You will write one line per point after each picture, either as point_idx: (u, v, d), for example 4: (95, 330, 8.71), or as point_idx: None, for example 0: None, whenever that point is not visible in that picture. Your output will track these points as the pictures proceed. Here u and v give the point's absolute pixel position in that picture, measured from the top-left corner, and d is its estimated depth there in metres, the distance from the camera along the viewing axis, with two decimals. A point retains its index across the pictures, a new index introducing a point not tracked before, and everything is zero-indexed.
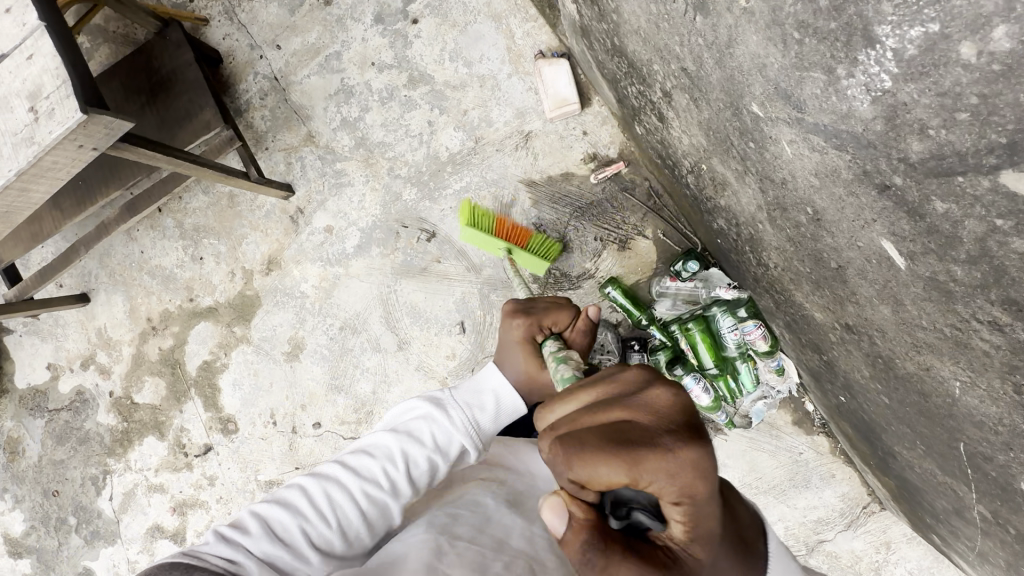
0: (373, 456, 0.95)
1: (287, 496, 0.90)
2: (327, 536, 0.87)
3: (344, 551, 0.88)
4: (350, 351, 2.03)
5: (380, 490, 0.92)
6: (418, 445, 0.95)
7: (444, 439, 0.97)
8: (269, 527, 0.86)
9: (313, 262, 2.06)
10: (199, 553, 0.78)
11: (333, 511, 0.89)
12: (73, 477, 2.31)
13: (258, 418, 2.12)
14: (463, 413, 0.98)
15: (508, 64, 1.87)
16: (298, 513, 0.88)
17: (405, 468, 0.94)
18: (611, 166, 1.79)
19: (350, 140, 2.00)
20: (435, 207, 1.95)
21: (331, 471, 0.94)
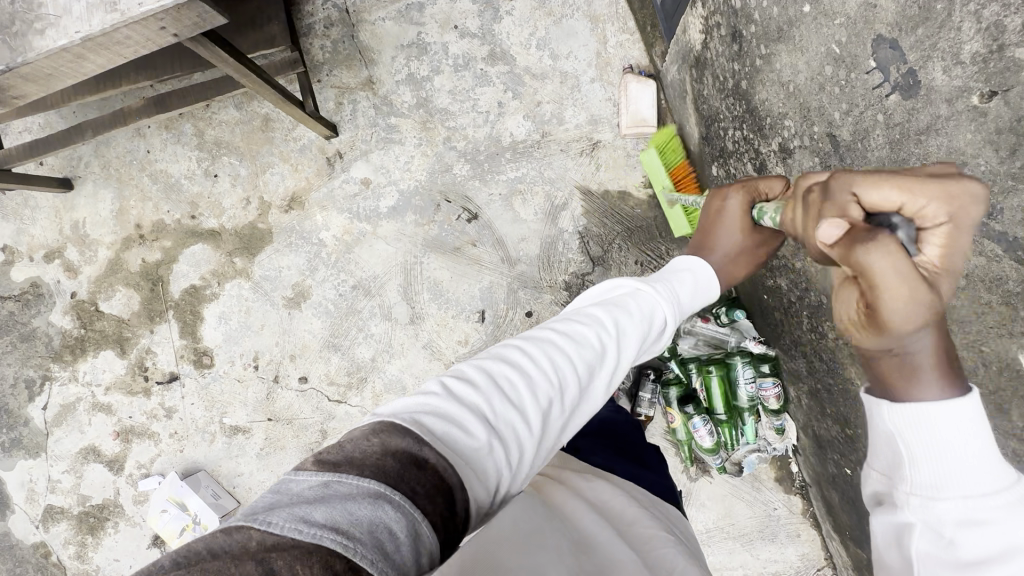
0: (585, 323, 0.75)
1: (503, 351, 0.69)
2: (551, 403, 0.66)
3: (563, 412, 0.68)
4: (358, 313, 1.94)
5: (599, 358, 0.73)
6: (629, 316, 0.78)
7: (650, 307, 0.82)
8: (493, 379, 0.64)
9: (339, 212, 1.95)
10: (423, 413, 0.57)
11: (559, 372, 0.68)
12: (5, 375, 2.06)
13: (238, 358, 1.98)
14: (666, 287, 0.88)
15: (594, 69, 1.84)
16: (518, 369, 0.66)
17: (624, 340, 0.77)
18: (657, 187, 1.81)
19: (412, 97, 1.91)
20: (484, 189, 1.89)
21: (544, 334, 0.72)
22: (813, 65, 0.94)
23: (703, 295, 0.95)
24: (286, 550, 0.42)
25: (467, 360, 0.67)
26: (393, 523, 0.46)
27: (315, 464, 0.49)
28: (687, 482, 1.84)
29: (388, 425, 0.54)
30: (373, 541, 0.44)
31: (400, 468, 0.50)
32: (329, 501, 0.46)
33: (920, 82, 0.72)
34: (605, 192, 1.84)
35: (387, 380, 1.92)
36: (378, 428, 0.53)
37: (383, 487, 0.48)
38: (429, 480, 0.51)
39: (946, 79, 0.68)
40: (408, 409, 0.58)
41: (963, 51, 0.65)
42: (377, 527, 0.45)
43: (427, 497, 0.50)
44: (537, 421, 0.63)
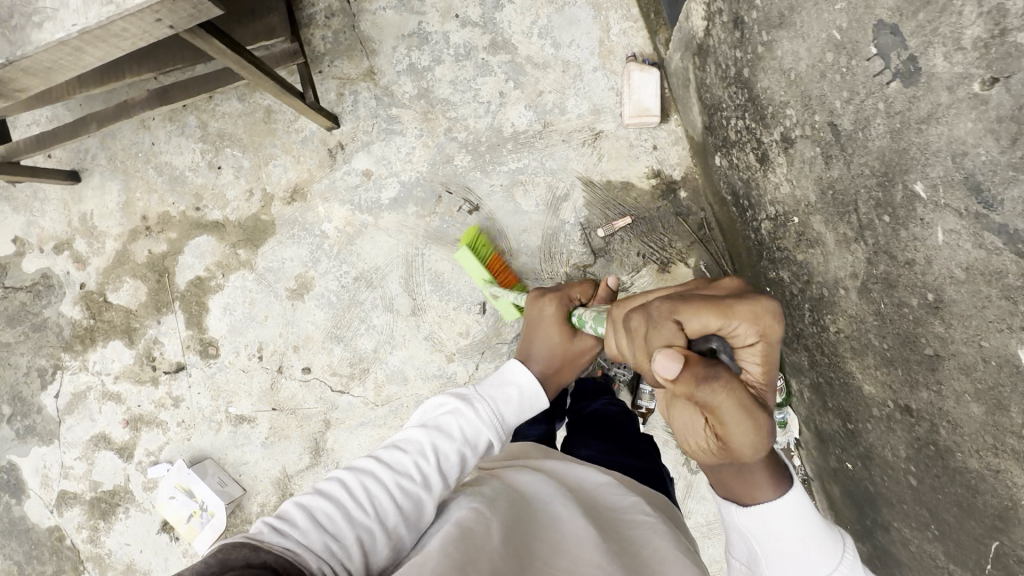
0: (404, 450, 0.92)
1: (329, 491, 0.85)
2: (368, 532, 0.80)
3: (386, 542, 0.81)
4: (360, 304, 1.95)
5: (414, 483, 0.88)
6: (447, 438, 0.95)
7: (472, 431, 0.98)
8: (314, 518, 0.79)
9: (341, 203, 1.95)
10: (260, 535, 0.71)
11: (374, 504, 0.84)
12: (18, 364, 2.11)
13: (242, 348, 2.01)
14: (489, 407, 1.00)
15: (597, 58, 1.82)
16: (338, 509, 0.81)
17: (442, 461, 0.93)
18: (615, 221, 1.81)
19: (414, 88, 1.90)
20: (485, 180, 1.88)
21: (366, 464, 0.91)
22: (814, 52, 0.91)
23: (525, 406, 1.07)
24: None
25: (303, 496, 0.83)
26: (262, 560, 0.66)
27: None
28: (688, 475, 1.83)
29: (237, 543, 0.66)
30: None
31: (244, 560, 0.63)
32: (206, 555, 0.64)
33: (921, 69, 0.70)
34: (607, 183, 1.82)
35: (388, 371, 1.94)
36: (226, 544, 0.65)
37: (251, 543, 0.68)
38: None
39: (947, 65, 0.66)
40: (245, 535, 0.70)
41: (964, 36, 0.63)
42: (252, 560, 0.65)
43: None
44: (356, 553, 0.77)
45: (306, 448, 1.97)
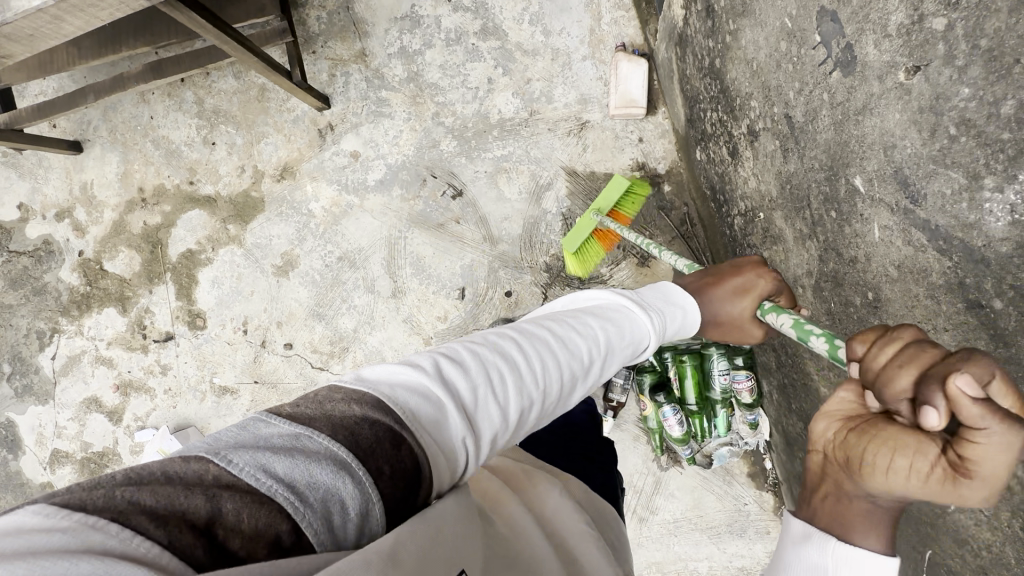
0: (582, 333, 0.80)
1: (501, 345, 0.72)
2: (529, 401, 0.70)
3: (536, 414, 0.73)
4: (342, 284, 1.98)
5: (581, 367, 0.78)
6: (620, 334, 0.85)
7: (638, 334, 0.88)
8: (482, 375, 0.66)
9: (329, 183, 1.97)
10: (408, 388, 0.60)
11: (544, 376, 0.73)
12: (18, 326, 2.20)
13: (228, 321, 2.06)
14: (659, 318, 0.92)
15: (587, 47, 1.80)
16: (512, 368, 0.69)
17: (603, 356, 0.82)
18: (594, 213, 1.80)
19: (404, 71, 1.91)
20: (470, 166, 1.88)
21: (539, 332, 0.77)
22: (770, 42, 0.89)
23: (680, 330, 0.98)
24: (238, 490, 0.44)
25: (464, 343, 0.71)
26: (345, 495, 0.48)
27: (287, 415, 0.52)
28: (658, 471, 1.83)
29: (381, 402, 0.56)
30: (322, 509, 0.46)
31: (377, 436, 0.52)
32: (293, 457, 0.47)
33: (856, 58, 0.69)
34: (590, 173, 1.81)
35: (367, 351, 1.96)
36: (368, 397, 0.56)
37: (351, 458, 0.50)
38: (407, 451, 0.54)
39: (878, 53, 0.65)
40: (393, 378, 0.60)
41: (890, 23, 0.63)
42: (332, 495, 0.47)
43: (390, 479, 0.52)
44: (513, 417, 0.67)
45: None
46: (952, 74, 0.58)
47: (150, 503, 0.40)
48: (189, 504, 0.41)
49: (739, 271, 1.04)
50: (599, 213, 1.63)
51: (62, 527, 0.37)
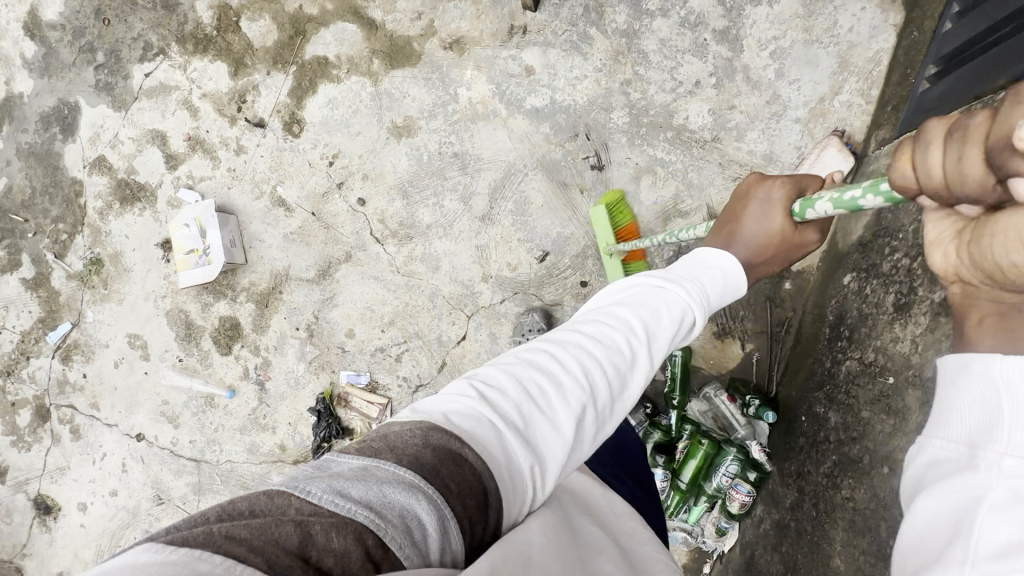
0: (613, 326, 0.79)
1: (533, 360, 0.73)
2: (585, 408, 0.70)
3: (594, 419, 0.72)
4: (442, 178, 1.91)
5: (624, 355, 0.76)
6: (655, 320, 0.81)
7: (678, 312, 0.83)
8: (528, 392, 0.68)
9: (488, 80, 1.87)
10: (455, 412, 0.63)
11: (589, 379, 0.72)
12: (132, 26, 2.12)
13: (321, 145, 1.99)
14: (692, 292, 0.86)
15: (807, 111, 1.67)
16: (551, 376, 0.71)
17: (646, 342, 0.79)
18: None
19: (625, 23, 1.77)
20: (624, 149, 1.78)
21: (570, 335, 0.78)
22: None
23: (730, 287, 0.95)
24: (323, 517, 0.50)
25: (498, 366, 0.73)
26: (423, 507, 0.53)
27: (355, 452, 0.58)
28: None
29: (432, 423, 0.61)
30: (402, 525, 0.51)
31: (436, 461, 0.57)
32: (370, 481, 0.54)
33: None
34: None
35: (427, 251, 1.92)
36: (424, 424, 0.61)
37: (414, 472, 0.55)
38: (460, 477, 0.57)
39: None
40: (441, 407, 0.65)
41: None
42: (411, 513, 0.52)
43: (459, 497, 0.56)
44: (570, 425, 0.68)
45: (317, 264, 2.00)
46: None
47: (248, 537, 0.46)
48: (279, 533, 0.47)
49: (749, 197, 1.12)
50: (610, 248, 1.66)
51: (171, 558, 0.42)
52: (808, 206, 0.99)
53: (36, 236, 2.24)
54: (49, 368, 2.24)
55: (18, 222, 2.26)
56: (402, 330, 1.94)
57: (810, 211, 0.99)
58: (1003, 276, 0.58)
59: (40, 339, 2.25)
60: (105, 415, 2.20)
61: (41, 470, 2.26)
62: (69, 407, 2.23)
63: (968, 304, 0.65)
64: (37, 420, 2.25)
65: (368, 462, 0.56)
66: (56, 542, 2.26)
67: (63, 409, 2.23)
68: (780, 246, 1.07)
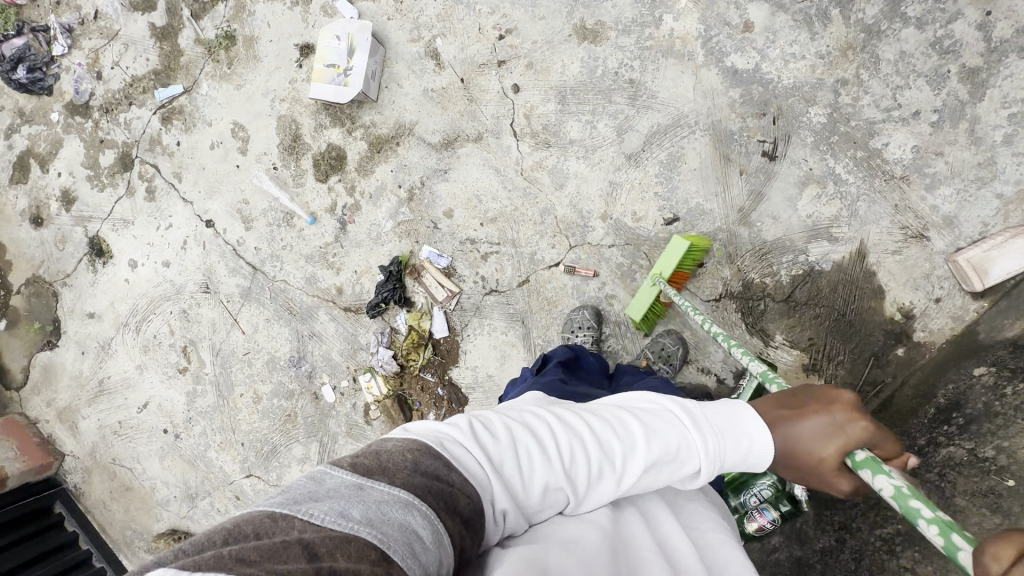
0: (617, 434, 0.74)
1: (529, 422, 0.74)
2: (562, 491, 0.70)
3: (573, 500, 0.71)
4: (606, 100, 1.79)
5: (614, 468, 0.72)
6: (667, 450, 0.73)
7: (688, 455, 0.74)
8: (512, 449, 0.70)
9: (699, 19, 1.71)
10: (446, 440, 0.67)
11: (571, 469, 0.71)
12: None
13: (499, 14, 1.86)
14: (712, 445, 0.74)
15: (1014, 190, 1.52)
16: (539, 447, 0.71)
17: (646, 467, 0.72)
18: (829, 299, 1.65)
19: (872, 18, 1.60)
20: (805, 149, 1.66)
21: (559, 417, 0.76)
22: None
23: (748, 463, 0.76)
24: (325, 536, 0.52)
25: (501, 413, 0.75)
26: (419, 529, 0.56)
27: (349, 469, 0.60)
28: None
29: (425, 446, 0.65)
30: (403, 540, 0.54)
31: (424, 485, 0.60)
32: (364, 502, 0.56)
33: None
34: (871, 272, 1.63)
35: (559, 165, 1.83)
36: (414, 444, 0.65)
37: (415, 499, 0.58)
38: (448, 502, 0.61)
39: None
40: (435, 431, 0.69)
41: None
42: (407, 527, 0.55)
43: (447, 515, 0.60)
44: (538, 496, 0.69)
45: (445, 132, 1.92)
46: None
47: (253, 551, 0.49)
48: (289, 553, 0.49)
49: (818, 399, 0.76)
50: (659, 278, 1.63)
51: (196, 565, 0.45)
52: (868, 468, 0.70)
53: None
54: (146, 122, 2.21)
55: None
56: (500, 232, 1.89)
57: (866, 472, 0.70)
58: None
59: (148, 91, 2.20)
60: (183, 189, 2.19)
61: (106, 214, 2.28)
62: (153, 166, 2.21)
63: None
64: (118, 167, 2.25)
65: (360, 479, 0.59)
66: (97, 285, 2.32)
67: (146, 166, 2.22)
68: (801, 468, 0.76)
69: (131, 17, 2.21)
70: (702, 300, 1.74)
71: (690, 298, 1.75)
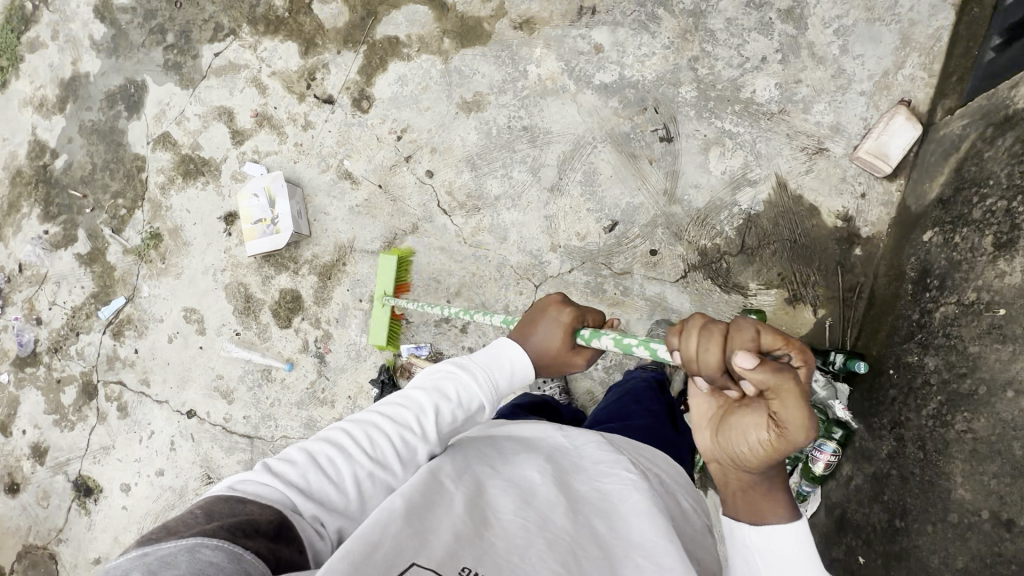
0: (406, 406, 1.01)
1: (329, 439, 0.96)
2: (371, 468, 0.93)
3: (386, 468, 0.94)
4: (510, 151, 1.95)
5: (411, 430, 0.98)
6: (444, 397, 1.03)
7: (464, 391, 1.05)
8: (314, 458, 0.91)
9: (557, 58, 1.94)
10: (244, 484, 0.84)
11: (374, 446, 0.95)
12: (204, 9, 2.20)
13: (390, 120, 2.04)
14: (482, 374, 1.07)
15: (871, 85, 1.74)
16: (339, 450, 0.93)
17: (433, 416, 1.00)
18: (775, 232, 1.78)
19: (691, 4, 1.86)
20: (693, 122, 1.84)
21: (362, 423, 0.99)
22: None
23: (516, 373, 1.13)
24: None
25: (300, 446, 0.95)
26: (208, 557, 0.64)
27: (147, 539, 0.68)
28: None
29: (219, 497, 0.78)
30: (185, 570, 0.62)
31: (217, 524, 0.70)
32: (149, 560, 0.63)
33: None
34: (797, 197, 1.77)
35: (495, 222, 1.95)
36: (210, 501, 0.77)
37: (202, 539, 0.67)
38: (242, 527, 0.72)
39: None
40: (240, 481, 0.84)
41: None
42: (194, 561, 0.64)
43: (242, 537, 0.70)
44: (351, 482, 0.90)
45: (383, 236, 2.01)
46: None
47: None
48: None
49: (544, 313, 1.22)
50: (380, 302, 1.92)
51: None
52: (593, 337, 1.18)
53: (93, 212, 2.25)
54: (98, 344, 2.21)
55: (75, 198, 2.26)
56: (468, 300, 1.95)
57: (593, 340, 1.18)
58: (741, 461, 0.82)
59: (92, 315, 2.22)
60: (155, 391, 2.16)
61: (83, 449, 2.19)
62: (118, 383, 2.18)
63: (725, 480, 0.86)
64: (83, 398, 2.20)
65: (156, 541, 0.67)
66: (94, 526, 2.17)
67: (111, 385, 2.19)
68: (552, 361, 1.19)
69: (56, 256, 2.27)
70: (672, 282, 1.84)
71: (660, 285, 1.84)
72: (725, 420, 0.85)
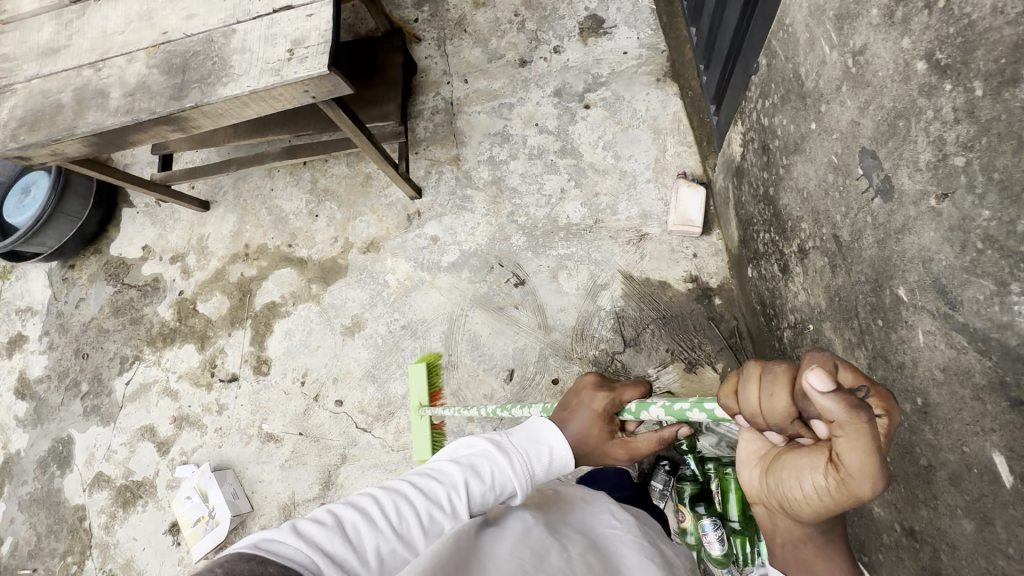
0: (438, 480, 0.91)
1: (360, 503, 0.83)
2: (400, 548, 0.79)
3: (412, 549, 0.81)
4: (400, 351, 2.12)
5: (442, 511, 0.87)
6: (479, 482, 0.93)
7: (498, 477, 0.95)
8: (345, 524, 0.77)
9: (406, 260, 2.21)
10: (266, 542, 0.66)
11: (403, 522, 0.82)
12: (108, 349, 2.45)
13: (290, 371, 2.21)
14: (522, 458, 0.98)
15: (651, 172, 2.05)
16: (368, 518, 0.80)
17: (467, 497, 0.90)
18: (646, 315, 1.93)
19: (488, 175, 2.21)
20: (534, 260, 2.08)
21: (398, 488, 0.88)
22: (820, 172, 1.05)
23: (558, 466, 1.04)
24: None
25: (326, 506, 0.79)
26: None
27: None
28: None
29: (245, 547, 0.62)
30: None
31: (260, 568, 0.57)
32: None
33: (894, 186, 0.83)
34: (646, 279, 1.96)
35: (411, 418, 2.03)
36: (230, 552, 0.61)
37: None
38: None
39: (913, 183, 0.79)
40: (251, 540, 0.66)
41: (921, 160, 0.76)
42: None
43: None
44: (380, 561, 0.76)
45: (318, 479, 2.05)
46: (974, 200, 0.69)
47: None
48: None
49: (578, 399, 1.16)
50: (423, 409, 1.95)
51: None
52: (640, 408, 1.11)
53: None
54: None
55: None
56: None
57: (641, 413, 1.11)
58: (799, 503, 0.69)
59: None
60: None
61: None
62: None
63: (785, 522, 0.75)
64: None
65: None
66: None
67: None
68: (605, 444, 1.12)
69: None
70: None
71: None
72: (779, 458, 0.73)
